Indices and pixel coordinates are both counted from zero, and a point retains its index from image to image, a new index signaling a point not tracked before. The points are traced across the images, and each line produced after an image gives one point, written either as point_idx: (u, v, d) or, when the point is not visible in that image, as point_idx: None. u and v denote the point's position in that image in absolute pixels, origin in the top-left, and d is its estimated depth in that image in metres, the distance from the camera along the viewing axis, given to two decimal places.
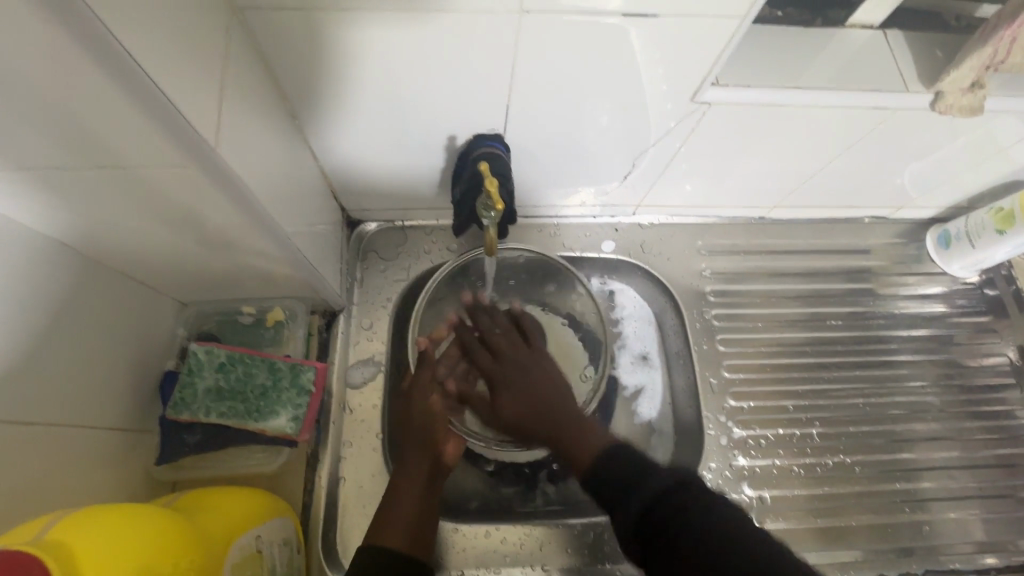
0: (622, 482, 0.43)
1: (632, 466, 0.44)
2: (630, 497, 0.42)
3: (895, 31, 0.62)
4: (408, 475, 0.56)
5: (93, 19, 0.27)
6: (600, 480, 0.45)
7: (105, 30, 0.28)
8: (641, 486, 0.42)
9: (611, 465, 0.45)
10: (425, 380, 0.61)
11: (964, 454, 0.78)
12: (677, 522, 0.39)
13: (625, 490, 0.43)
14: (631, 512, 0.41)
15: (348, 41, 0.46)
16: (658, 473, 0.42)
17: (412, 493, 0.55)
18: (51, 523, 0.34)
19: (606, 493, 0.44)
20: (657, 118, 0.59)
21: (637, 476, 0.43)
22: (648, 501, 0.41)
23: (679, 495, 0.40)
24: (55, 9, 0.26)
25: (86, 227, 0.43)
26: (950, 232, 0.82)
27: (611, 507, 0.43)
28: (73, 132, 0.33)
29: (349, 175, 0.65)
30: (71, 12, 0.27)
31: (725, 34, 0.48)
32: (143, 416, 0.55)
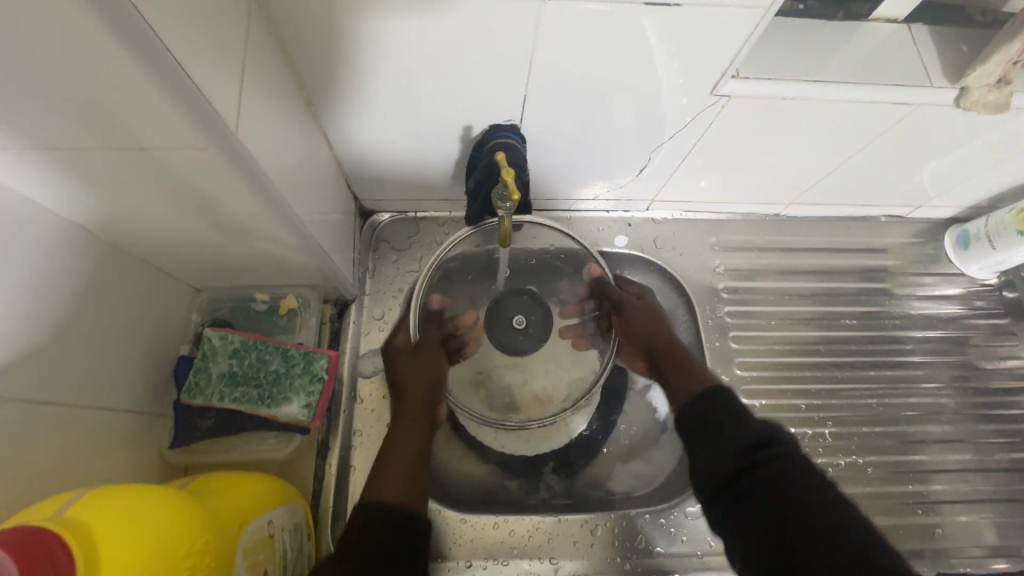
0: (719, 424, 0.48)
1: (729, 413, 0.49)
2: (728, 435, 0.47)
3: (920, 26, 0.61)
4: (409, 417, 0.57)
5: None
6: (694, 419, 0.50)
7: (134, 11, 0.28)
8: (738, 431, 0.47)
9: (709, 406, 0.50)
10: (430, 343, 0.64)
11: (978, 457, 0.77)
12: (768, 468, 0.43)
13: (721, 433, 0.47)
14: (727, 450, 0.46)
15: (368, 29, 0.46)
16: (755, 422, 0.47)
17: (414, 441, 0.55)
18: (70, 501, 0.34)
19: (702, 428, 0.49)
20: (675, 111, 0.58)
21: (731, 422, 0.48)
22: (744, 446, 0.45)
23: (775, 447, 0.45)
24: None
25: (104, 210, 0.43)
26: (969, 232, 0.81)
27: (703, 443, 0.48)
28: (95, 113, 0.33)
29: (364, 165, 0.65)
30: None
31: (748, 25, 0.47)
32: (157, 401, 0.56)
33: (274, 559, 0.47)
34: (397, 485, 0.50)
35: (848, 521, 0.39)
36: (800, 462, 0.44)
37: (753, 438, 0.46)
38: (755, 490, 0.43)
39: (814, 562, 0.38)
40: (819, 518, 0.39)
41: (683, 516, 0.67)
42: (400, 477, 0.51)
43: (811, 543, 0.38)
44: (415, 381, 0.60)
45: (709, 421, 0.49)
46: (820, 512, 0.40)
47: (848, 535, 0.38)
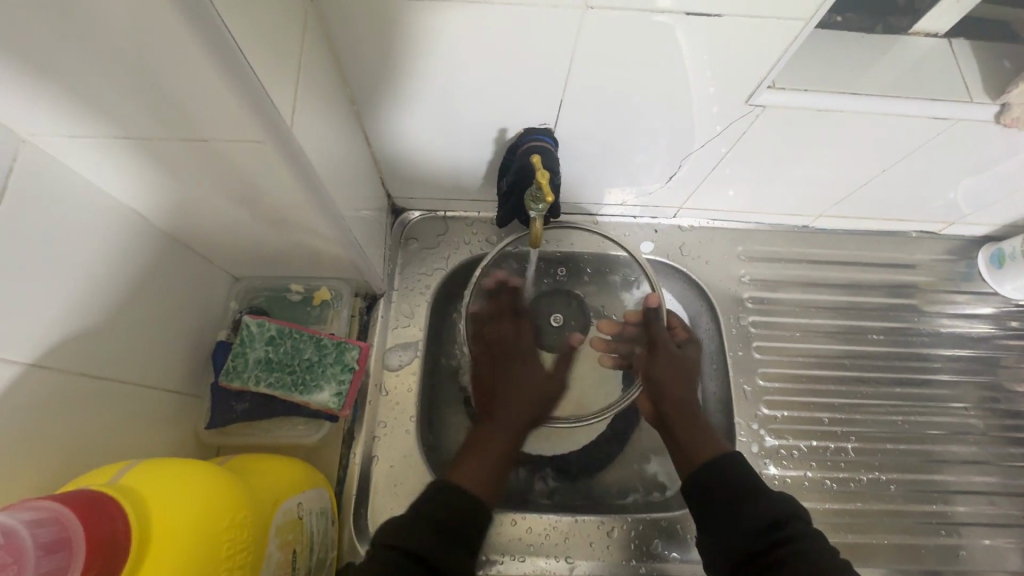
0: (735, 499, 0.50)
1: (746, 488, 0.51)
2: (746, 512, 0.49)
3: (961, 41, 0.60)
4: (515, 412, 0.61)
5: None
6: (705, 495, 0.52)
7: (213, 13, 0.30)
8: (754, 508, 0.49)
9: (720, 480, 0.52)
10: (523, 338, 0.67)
11: (1006, 481, 0.75)
12: (784, 548, 0.45)
13: (736, 510, 0.49)
14: (744, 528, 0.48)
15: (414, 33, 0.48)
16: (772, 498, 0.49)
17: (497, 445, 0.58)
18: (123, 470, 0.36)
19: (714, 503, 0.51)
20: (707, 120, 0.59)
21: (749, 497, 0.50)
22: (761, 524, 0.47)
23: (791, 524, 0.47)
24: None
25: (164, 195, 0.46)
26: (1004, 251, 0.80)
27: (719, 520, 0.50)
28: (164, 102, 0.35)
29: (400, 163, 0.67)
30: None
31: (788, 35, 0.48)
32: (196, 382, 0.58)
33: (303, 539, 0.48)
34: (483, 480, 0.55)
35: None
36: (814, 541, 0.46)
37: (769, 516, 0.48)
38: (774, 569, 0.45)
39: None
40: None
41: None
42: (484, 476, 0.55)
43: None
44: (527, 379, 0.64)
45: (725, 497, 0.50)
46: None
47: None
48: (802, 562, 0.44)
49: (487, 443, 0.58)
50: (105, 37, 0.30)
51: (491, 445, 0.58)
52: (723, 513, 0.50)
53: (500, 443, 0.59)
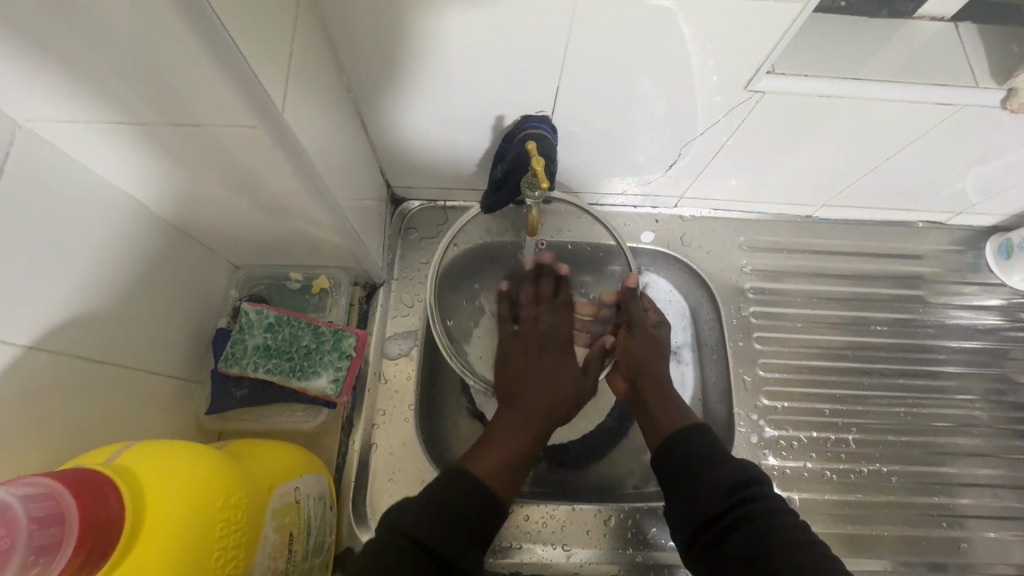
0: (698, 466, 0.50)
1: (707, 454, 0.51)
2: (708, 477, 0.49)
3: (969, 26, 0.59)
4: (540, 397, 0.58)
5: None
6: (671, 464, 0.52)
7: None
8: (717, 472, 0.49)
9: (684, 448, 0.52)
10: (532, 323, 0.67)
11: (1011, 473, 0.74)
12: (742, 510, 0.46)
13: (700, 476, 0.49)
14: (705, 493, 0.48)
15: (409, 18, 0.48)
16: (735, 463, 0.50)
17: (521, 441, 0.55)
18: (119, 451, 0.37)
19: (678, 472, 0.51)
20: (708, 106, 0.58)
21: (712, 463, 0.50)
22: (721, 487, 0.48)
23: (750, 487, 0.48)
24: None
25: (162, 183, 0.46)
26: (1013, 241, 0.78)
27: (683, 485, 0.50)
28: (154, 85, 0.35)
29: (398, 151, 0.67)
30: None
31: (788, 18, 0.47)
32: (196, 368, 0.59)
33: (300, 523, 0.49)
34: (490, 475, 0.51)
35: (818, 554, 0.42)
36: (771, 502, 0.46)
37: (729, 480, 0.48)
38: (735, 530, 0.45)
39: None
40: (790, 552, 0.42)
41: None
42: (504, 467, 0.52)
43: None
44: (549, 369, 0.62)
45: (687, 463, 0.51)
46: (790, 550, 0.42)
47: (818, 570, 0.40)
48: (761, 524, 0.45)
49: (517, 429, 0.56)
50: (93, 19, 0.30)
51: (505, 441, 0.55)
52: (687, 479, 0.50)
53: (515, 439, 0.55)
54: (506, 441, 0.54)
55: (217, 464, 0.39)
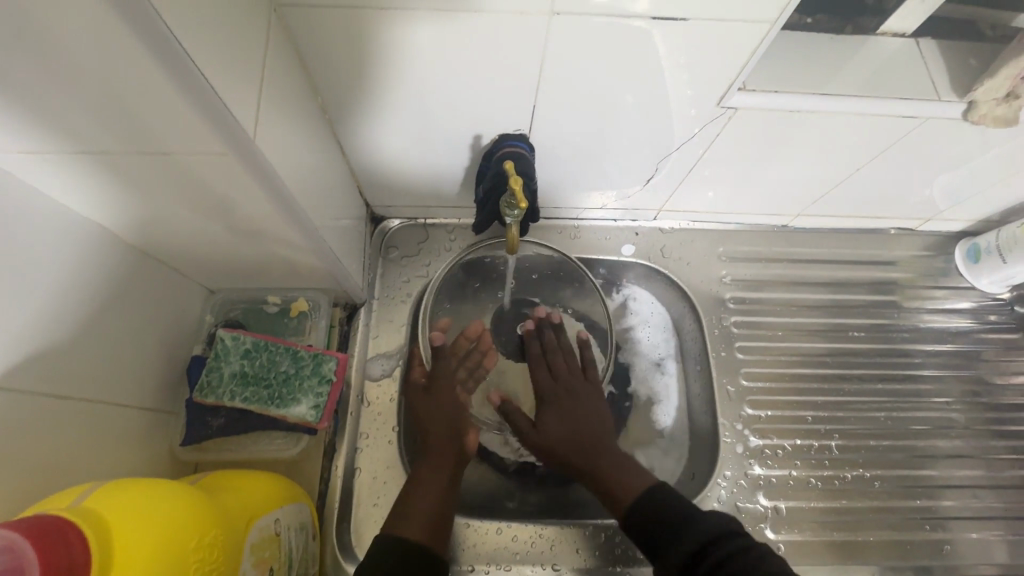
0: (669, 528, 0.51)
1: (674, 519, 0.51)
2: (679, 541, 0.49)
3: (928, 41, 0.61)
4: (450, 447, 0.60)
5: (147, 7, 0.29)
6: (646, 531, 0.52)
7: (163, 26, 0.30)
8: (686, 532, 0.50)
9: (651, 509, 0.53)
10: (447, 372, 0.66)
11: (989, 474, 0.76)
12: (716, 569, 0.46)
13: (671, 539, 0.50)
14: (677, 560, 0.48)
15: (381, 40, 0.48)
16: (705, 519, 0.50)
17: (437, 489, 0.56)
18: (83, 494, 0.35)
19: (653, 542, 0.52)
20: (683, 122, 0.59)
21: (683, 523, 0.51)
22: (692, 548, 0.48)
23: (718, 544, 0.47)
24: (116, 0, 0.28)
25: (129, 210, 0.45)
26: (980, 246, 0.81)
27: (658, 557, 0.50)
28: (118, 115, 0.35)
29: (376, 172, 0.66)
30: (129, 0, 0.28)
31: (755, 38, 0.48)
32: (170, 398, 0.57)
33: (281, 557, 0.48)
34: (424, 526, 0.53)
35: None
36: (745, 552, 0.46)
37: (698, 540, 0.48)
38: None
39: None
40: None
41: None
42: (426, 524, 0.53)
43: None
44: (430, 412, 0.63)
45: (659, 530, 0.51)
46: None
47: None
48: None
49: (430, 482, 0.57)
50: (50, 50, 0.30)
51: (430, 489, 0.56)
52: (661, 546, 0.51)
53: (441, 485, 0.57)
54: (425, 497, 0.55)
55: (188, 502, 0.38)
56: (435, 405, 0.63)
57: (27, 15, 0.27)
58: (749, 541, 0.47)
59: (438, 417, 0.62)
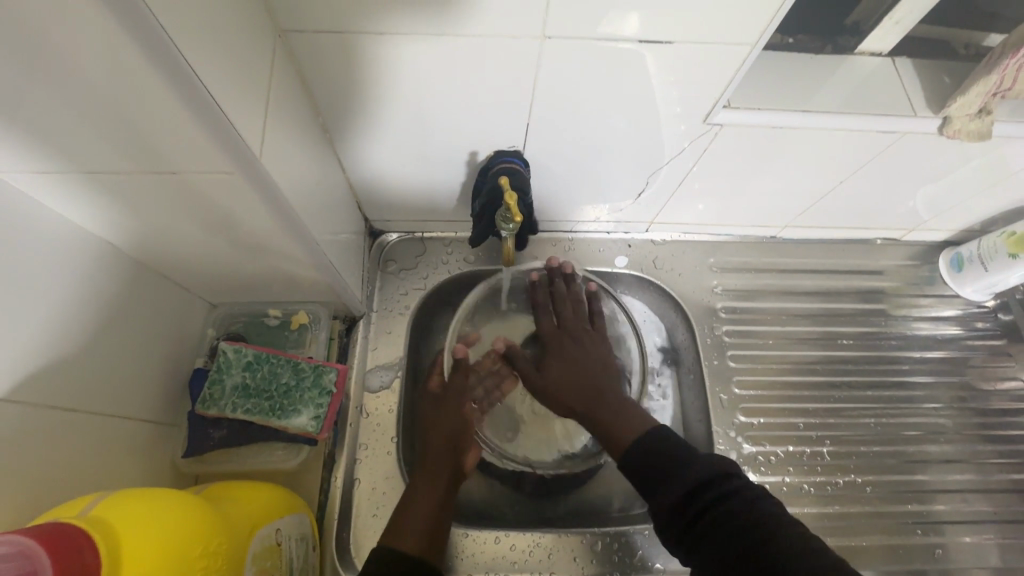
0: (662, 464, 0.48)
1: (666, 451, 0.48)
2: (673, 482, 0.46)
3: (904, 60, 0.64)
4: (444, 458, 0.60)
5: (163, 39, 0.31)
6: (640, 464, 0.49)
7: (178, 57, 0.32)
8: (679, 471, 0.46)
9: (649, 449, 0.49)
10: (459, 386, 0.66)
11: (979, 478, 0.77)
12: (710, 513, 0.43)
13: (666, 475, 0.47)
14: (668, 501, 0.45)
15: (380, 61, 0.50)
16: (697, 459, 0.47)
17: (433, 497, 0.57)
18: (93, 502, 0.36)
19: (648, 479, 0.48)
20: (672, 137, 0.61)
21: (681, 462, 0.47)
22: (683, 493, 0.45)
23: (714, 486, 0.44)
24: (136, 34, 0.30)
25: (136, 227, 0.47)
26: (963, 255, 0.83)
27: (651, 491, 0.47)
28: (131, 138, 0.37)
29: (374, 187, 0.68)
30: (146, 32, 0.30)
31: (738, 58, 0.51)
32: (172, 411, 0.58)
33: (282, 566, 0.48)
34: (417, 540, 0.53)
35: (804, 549, 0.38)
36: (742, 497, 0.43)
37: (695, 479, 0.45)
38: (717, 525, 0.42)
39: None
40: (771, 555, 0.39)
41: None
42: (421, 535, 0.53)
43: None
44: (439, 420, 0.63)
45: (654, 470, 0.48)
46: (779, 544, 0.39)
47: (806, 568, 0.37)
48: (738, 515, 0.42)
49: (426, 492, 0.57)
50: (70, 77, 0.32)
51: (423, 500, 0.56)
52: (654, 483, 0.47)
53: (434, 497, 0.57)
54: (422, 505, 0.56)
55: (191, 512, 0.39)
56: (443, 417, 0.63)
57: (47, 42, 0.29)
58: (746, 485, 0.44)
59: (444, 428, 0.62)
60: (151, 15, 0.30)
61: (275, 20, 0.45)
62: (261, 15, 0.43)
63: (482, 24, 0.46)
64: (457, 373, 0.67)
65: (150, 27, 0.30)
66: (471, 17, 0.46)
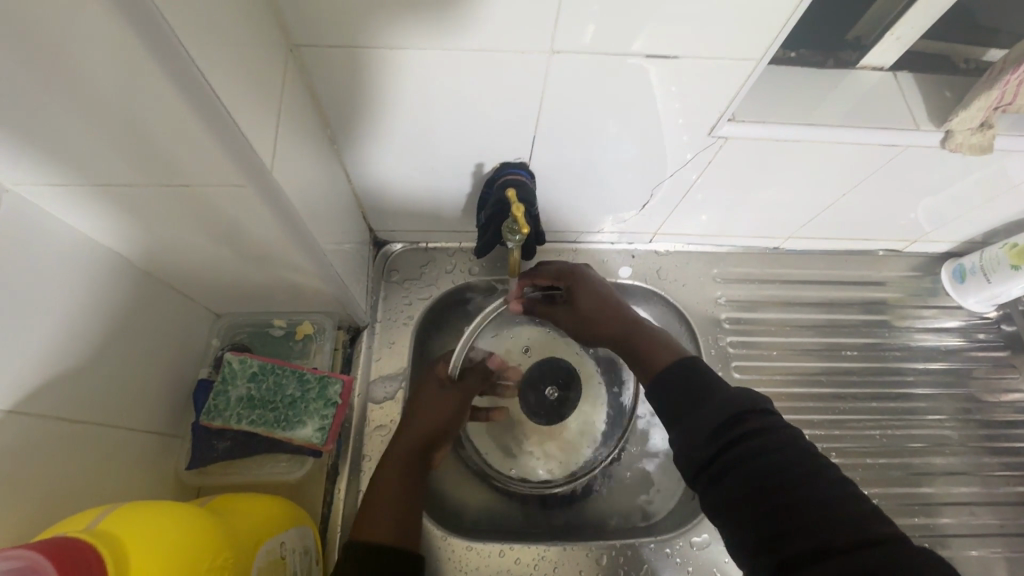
0: (698, 397, 0.47)
1: (702, 384, 0.48)
2: (705, 411, 0.45)
3: (906, 74, 0.65)
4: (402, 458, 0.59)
5: (187, 61, 0.32)
6: (677, 392, 0.48)
7: (200, 78, 0.33)
8: (716, 402, 0.45)
9: (682, 380, 0.49)
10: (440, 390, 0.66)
11: (985, 491, 0.77)
12: (740, 445, 0.42)
13: (701, 405, 0.46)
14: (702, 427, 0.44)
15: (390, 75, 0.51)
16: (734, 394, 0.46)
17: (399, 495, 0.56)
18: (100, 516, 0.36)
19: (677, 408, 0.47)
20: (676, 149, 0.61)
21: (709, 394, 0.47)
22: (717, 422, 0.44)
23: (750, 420, 0.44)
24: (162, 58, 0.31)
25: (145, 239, 0.47)
26: (965, 266, 0.83)
27: (681, 420, 0.46)
28: (147, 152, 0.37)
29: (380, 197, 0.68)
30: (172, 57, 0.31)
31: (743, 74, 0.51)
32: (177, 422, 0.58)
33: None
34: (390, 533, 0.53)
35: (833, 491, 0.38)
36: (778, 433, 0.43)
37: (729, 411, 0.44)
38: (751, 459, 0.41)
39: (795, 538, 0.37)
40: (799, 491, 0.39)
41: (689, 547, 0.67)
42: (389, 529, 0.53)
43: (789, 521, 0.38)
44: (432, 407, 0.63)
45: (680, 399, 0.48)
46: (815, 492, 0.38)
47: (833, 512, 0.37)
48: (773, 455, 0.41)
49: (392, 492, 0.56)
50: (90, 93, 0.32)
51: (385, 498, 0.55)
52: (683, 412, 0.47)
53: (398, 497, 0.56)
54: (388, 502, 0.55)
55: (190, 526, 0.38)
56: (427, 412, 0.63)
57: (71, 60, 0.30)
58: (781, 423, 0.44)
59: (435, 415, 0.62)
60: (166, 23, 0.30)
61: (288, 35, 0.46)
62: (274, 30, 0.44)
63: (491, 38, 0.47)
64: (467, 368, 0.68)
65: (174, 51, 0.31)
66: (481, 31, 0.46)
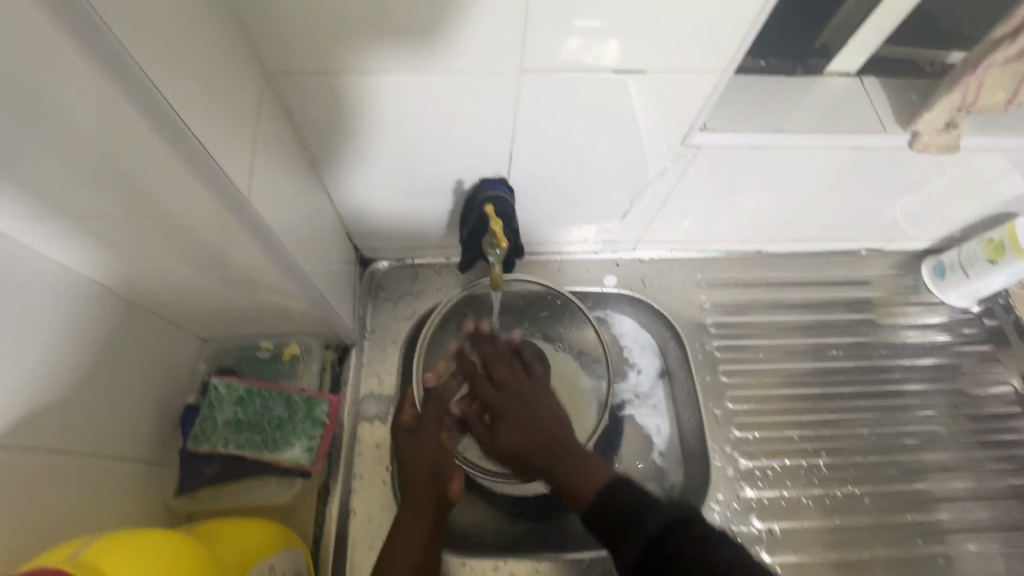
0: (628, 511, 0.48)
1: (634, 494, 0.50)
2: (638, 521, 0.47)
3: (872, 79, 0.66)
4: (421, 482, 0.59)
5: (159, 101, 0.33)
6: (610, 508, 0.49)
7: (174, 115, 0.34)
8: (644, 518, 0.47)
9: (619, 494, 0.50)
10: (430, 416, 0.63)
11: (977, 485, 0.77)
12: (673, 542, 0.44)
13: (632, 519, 0.47)
14: (637, 538, 0.46)
15: (364, 100, 0.52)
16: (663, 506, 0.47)
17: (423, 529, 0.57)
18: (83, 546, 0.36)
19: (615, 521, 0.48)
20: (654, 158, 0.62)
21: (645, 504, 0.48)
22: (653, 529, 0.46)
23: (682, 525, 0.45)
24: (135, 98, 0.32)
25: (126, 269, 0.47)
26: (944, 263, 0.85)
27: (620, 541, 0.47)
28: (124, 186, 0.38)
29: (362, 217, 0.69)
30: (144, 96, 0.32)
31: (709, 86, 0.53)
32: (164, 449, 0.58)
33: None
34: (420, 555, 0.56)
35: None
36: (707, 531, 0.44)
37: (661, 518, 0.46)
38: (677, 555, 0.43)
39: None
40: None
41: None
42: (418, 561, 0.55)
43: None
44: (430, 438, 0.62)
45: (618, 518, 0.48)
46: None
47: None
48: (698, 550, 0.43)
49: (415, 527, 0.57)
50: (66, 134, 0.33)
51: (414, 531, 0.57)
52: (626, 530, 0.47)
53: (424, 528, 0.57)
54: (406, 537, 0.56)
55: (166, 559, 0.37)
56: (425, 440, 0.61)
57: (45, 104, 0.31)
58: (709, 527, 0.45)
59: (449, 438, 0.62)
60: (134, 62, 0.31)
61: (263, 64, 0.47)
62: (248, 59, 0.45)
63: (461, 61, 0.48)
64: (433, 402, 0.63)
65: (145, 91, 0.32)
66: (451, 54, 0.47)
